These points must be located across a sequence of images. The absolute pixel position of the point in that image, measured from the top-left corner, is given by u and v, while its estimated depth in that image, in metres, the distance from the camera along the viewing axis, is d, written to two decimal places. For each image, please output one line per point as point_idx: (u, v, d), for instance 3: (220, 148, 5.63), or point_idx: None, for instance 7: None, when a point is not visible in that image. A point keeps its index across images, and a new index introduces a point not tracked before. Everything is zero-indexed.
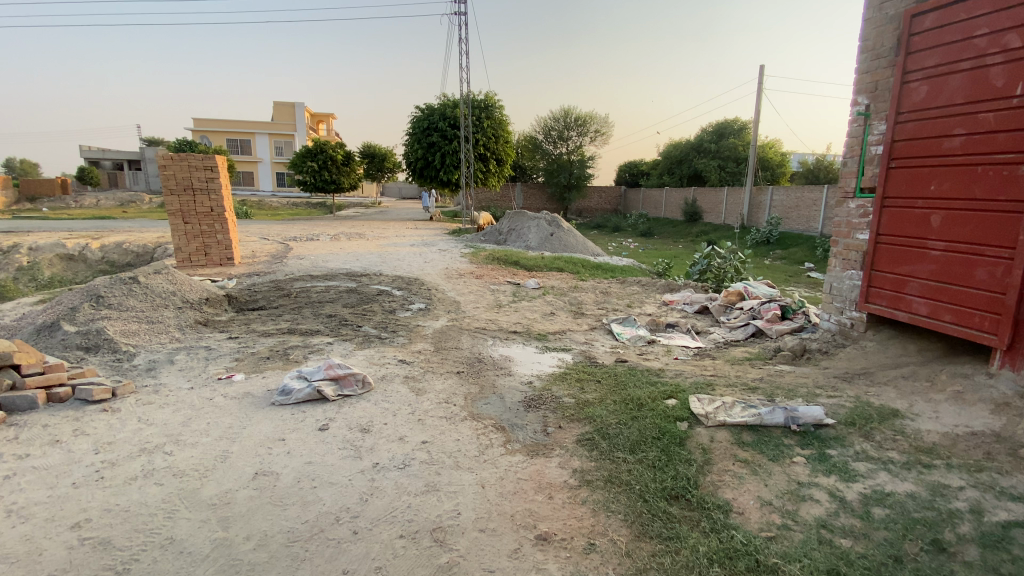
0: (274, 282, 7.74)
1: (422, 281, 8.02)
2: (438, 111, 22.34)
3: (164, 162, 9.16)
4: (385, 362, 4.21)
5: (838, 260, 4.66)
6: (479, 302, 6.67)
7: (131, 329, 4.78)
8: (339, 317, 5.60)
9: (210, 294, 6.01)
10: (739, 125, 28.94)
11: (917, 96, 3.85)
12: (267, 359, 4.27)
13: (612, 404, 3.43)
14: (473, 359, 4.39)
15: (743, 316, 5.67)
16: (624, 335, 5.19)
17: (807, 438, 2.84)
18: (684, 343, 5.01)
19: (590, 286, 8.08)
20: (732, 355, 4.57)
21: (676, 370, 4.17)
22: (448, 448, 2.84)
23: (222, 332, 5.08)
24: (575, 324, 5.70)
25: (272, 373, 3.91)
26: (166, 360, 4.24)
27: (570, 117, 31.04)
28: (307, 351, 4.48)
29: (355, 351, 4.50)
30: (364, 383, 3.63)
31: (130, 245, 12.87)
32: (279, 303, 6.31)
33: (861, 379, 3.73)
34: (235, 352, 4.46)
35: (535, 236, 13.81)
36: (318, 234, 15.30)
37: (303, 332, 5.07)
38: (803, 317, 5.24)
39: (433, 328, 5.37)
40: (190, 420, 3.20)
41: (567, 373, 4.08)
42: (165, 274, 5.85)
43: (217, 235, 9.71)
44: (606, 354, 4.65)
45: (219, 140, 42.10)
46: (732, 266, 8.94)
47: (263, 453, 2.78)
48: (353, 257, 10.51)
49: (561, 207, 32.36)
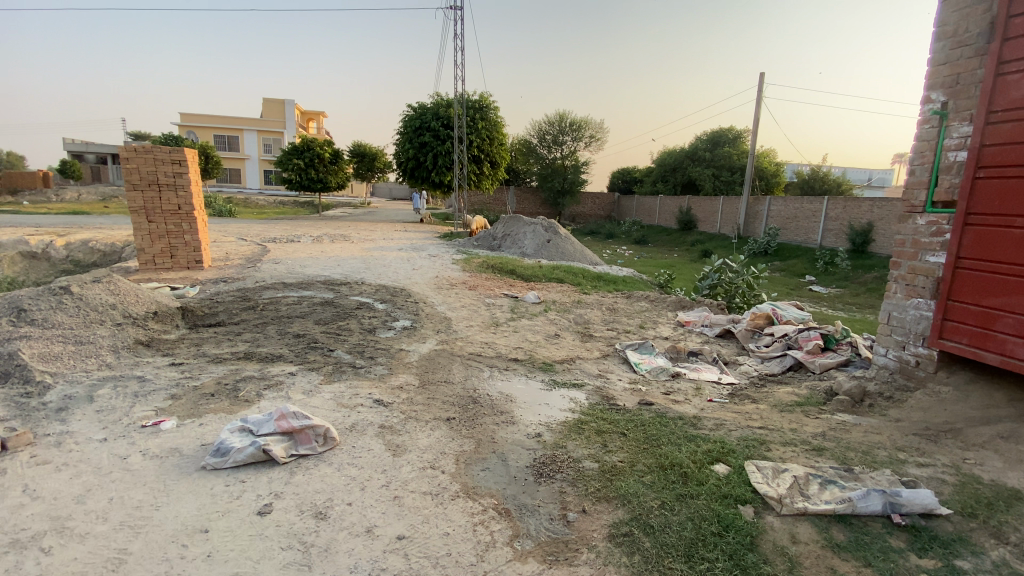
0: (242, 291, 6.87)
1: (409, 292, 7.18)
2: (431, 110, 21.57)
3: (127, 154, 8.28)
4: (356, 403, 3.39)
5: (899, 285, 3.98)
6: (473, 320, 5.87)
7: (53, 351, 3.90)
8: (308, 338, 4.77)
9: (160, 306, 5.14)
10: (734, 133, 28.51)
11: (1016, 91, 3.14)
12: (212, 396, 3.43)
13: (647, 471, 2.67)
14: (466, 399, 3.59)
15: (776, 345, 4.91)
16: (643, 366, 4.42)
17: (922, 542, 2.12)
18: (714, 379, 4.24)
19: (595, 300, 7.34)
20: (776, 397, 3.83)
21: (715, 418, 3.42)
22: (435, 549, 2.06)
23: (166, 356, 4.21)
24: (584, 350, 4.92)
25: (213, 420, 3.08)
26: (85, 396, 3.38)
27: (565, 121, 30.41)
28: (262, 386, 3.64)
29: (322, 387, 3.67)
30: (326, 439, 2.84)
31: (97, 242, 11.88)
32: (242, 318, 5.45)
33: (950, 440, 3.03)
34: (174, 385, 3.61)
35: (531, 243, 13.09)
36: (301, 235, 14.37)
37: (263, 358, 4.23)
38: (850, 349, 4.56)
39: (418, 353, 4.57)
40: (88, 494, 2.36)
41: (582, 420, 3.30)
42: (106, 282, 4.96)
43: (185, 235, 8.81)
44: (626, 392, 3.89)
45: (205, 135, 40.86)
46: (744, 281, 8.29)
47: (173, 557, 1.98)
48: (334, 262, 9.63)
49: (554, 211, 31.66)
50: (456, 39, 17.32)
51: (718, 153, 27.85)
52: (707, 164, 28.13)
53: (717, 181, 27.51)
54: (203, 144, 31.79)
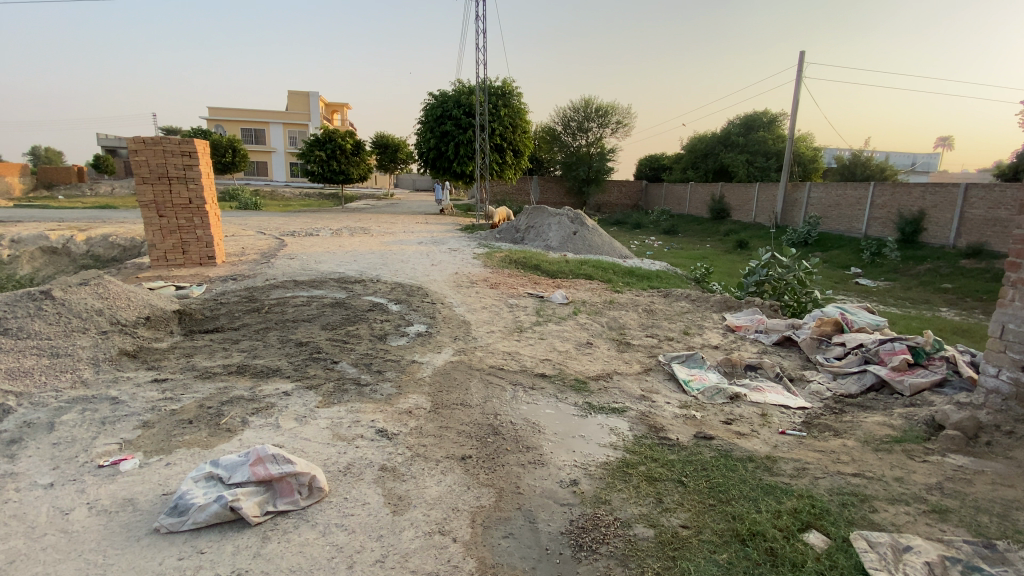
0: (250, 290, 6.44)
1: (427, 291, 6.63)
2: (453, 98, 20.94)
3: (135, 146, 7.93)
4: (355, 435, 2.84)
5: (1017, 291, 3.20)
6: (495, 324, 5.28)
7: (22, 368, 3.47)
8: (311, 348, 4.26)
9: (153, 310, 4.70)
10: (769, 117, 27.04)
11: None
12: (189, 424, 2.93)
13: (721, 544, 2.06)
14: (485, 429, 2.99)
15: (851, 358, 4.18)
16: (694, 386, 3.77)
17: None
18: (781, 403, 3.59)
19: (629, 300, 6.66)
20: (864, 430, 3.16)
21: (794, 460, 2.78)
22: None
23: (150, 370, 3.75)
24: (622, 362, 4.28)
25: (182, 459, 2.58)
26: (47, 424, 2.94)
27: (591, 107, 29.24)
28: (249, 410, 3.12)
29: (318, 412, 3.13)
30: (311, 490, 2.30)
31: (117, 238, 11.66)
32: (242, 322, 4.97)
33: None
34: (148, 409, 3.12)
35: (556, 235, 12.40)
36: (321, 229, 14.01)
37: (256, 373, 3.72)
38: (946, 366, 3.84)
39: (432, 366, 4.01)
40: (9, 569, 1.91)
41: (628, 462, 2.69)
42: (94, 286, 4.54)
43: (197, 230, 8.43)
44: (678, 420, 3.25)
45: (232, 129, 41.21)
46: (795, 277, 7.47)
47: None
48: (350, 258, 9.16)
49: (579, 201, 30.76)
50: (476, 21, 16.44)
51: (752, 138, 26.44)
52: (740, 150, 26.78)
53: (751, 167, 26.13)
54: (228, 137, 31.78)
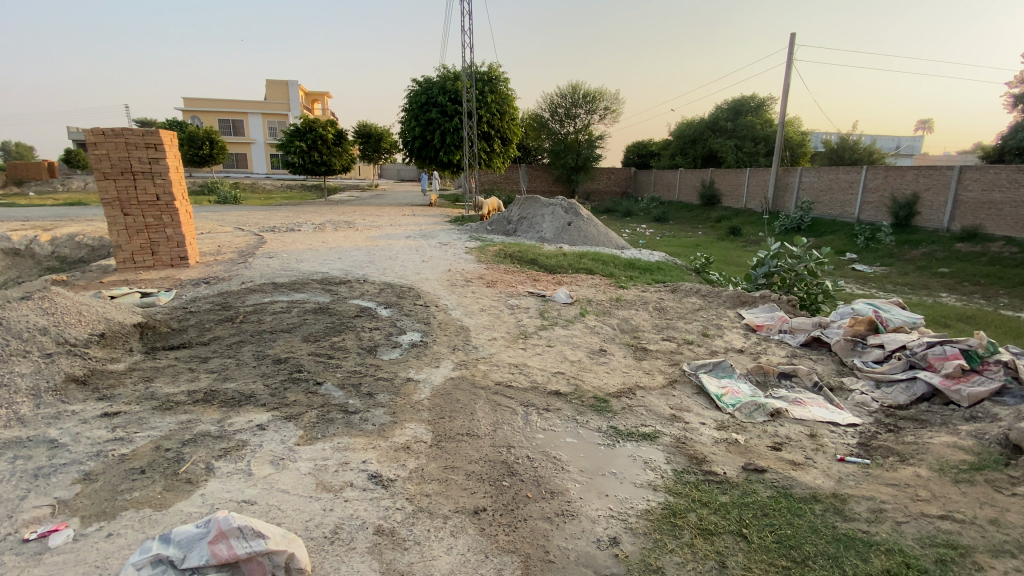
0: (223, 295, 5.85)
1: (419, 293, 6.10)
2: (437, 84, 20.21)
3: (93, 138, 7.21)
4: (344, 484, 2.35)
5: None
6: (496, 330, 4.78)
7: None
8: (291, 366, 3.73)
9: (108, 326, 4.14)
10: (757, 101, 26.71)
11: None
12: (140, 475, 2.41)
13: None
14: (498, 470, 2.52)
15: (894, 363, 3.80)
16: (728, 402, 3.35)
17: None
18: (829, 420, 3.17)
19: (636, 296, 6.23)
20: (933, 455, 2.75)
21: (866, 498, 2.37)
22: None
23: (101, 402, 3.20)
24: (644, 373, 3.83)
25: (128, 527, 2.08)
26: None
27: (578, 92, 28.55)
28: (216, 452, 2.61)
29: (298, 452, 2.63)
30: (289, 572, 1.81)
31: (84, 237, 10.86)
32: (214, 335, 4.43)
33: None
34: (93, 455, 2.60)
35: (550, 225, 11.91)
36: (303, 223, 13.28)
37: (226, 401, 3.20)
38: (1003, 372, 3.46)
39: (429, 385, 3.51)
40: None
41: (675, 509, 2.25)
42: (38, 300, 3.96)
43: (166, 229, 7.77)
44: (722, 447, 2.81)
45: (209, 120, 39.84)
46: (807, 267, 7.06)
47: None
48: (334, 255, 8.57)
49: (568, 188, 30.26)
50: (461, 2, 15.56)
51: (741, 122, 26.10)
52: (729, 135, 26.44)
53: (740, 153, 25.80)
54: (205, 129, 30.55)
